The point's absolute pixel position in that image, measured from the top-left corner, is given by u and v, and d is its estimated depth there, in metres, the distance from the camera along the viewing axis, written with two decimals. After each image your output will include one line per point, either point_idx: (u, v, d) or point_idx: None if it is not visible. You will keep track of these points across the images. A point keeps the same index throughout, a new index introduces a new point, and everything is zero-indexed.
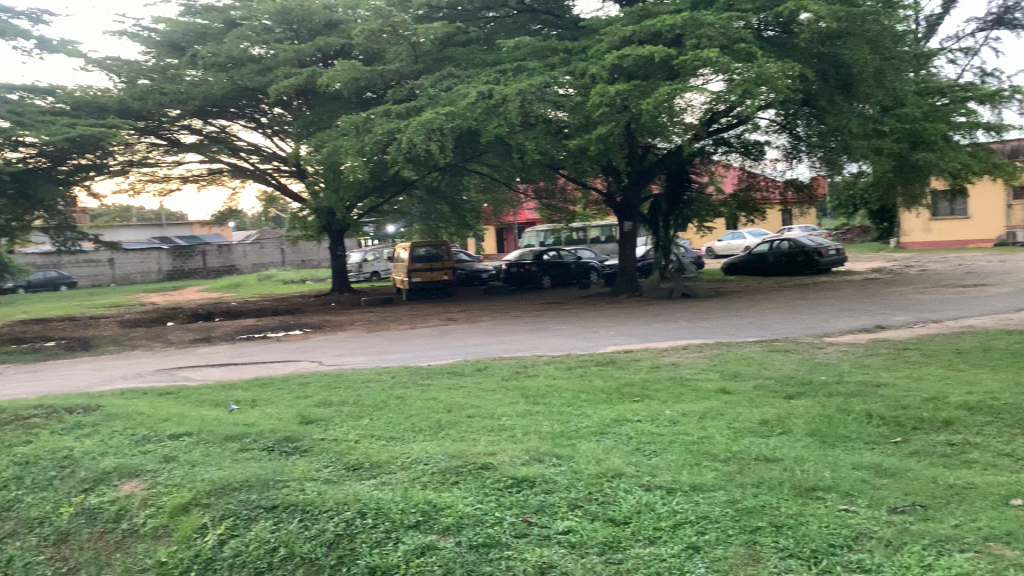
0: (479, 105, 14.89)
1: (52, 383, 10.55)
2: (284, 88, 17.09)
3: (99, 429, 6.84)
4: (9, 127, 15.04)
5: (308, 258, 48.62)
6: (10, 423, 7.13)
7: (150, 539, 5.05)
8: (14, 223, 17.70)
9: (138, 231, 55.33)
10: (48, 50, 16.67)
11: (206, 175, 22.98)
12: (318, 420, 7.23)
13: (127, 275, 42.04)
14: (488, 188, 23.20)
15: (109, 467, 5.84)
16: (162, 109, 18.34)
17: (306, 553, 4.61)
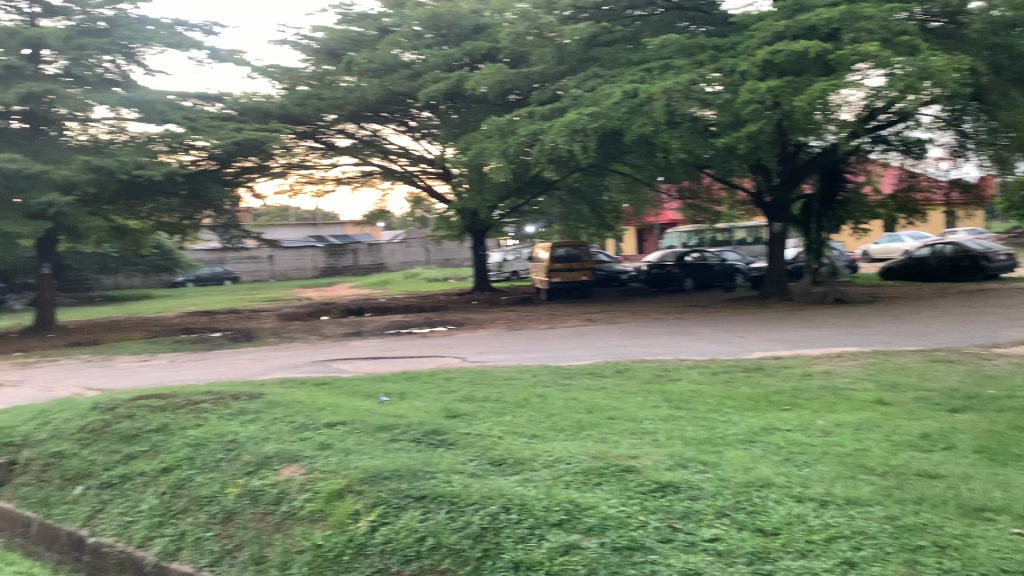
0: (624, 105, 14.78)
1: (217, 371, 11.25)
2: (432, 91, 17.55)
3: (262, 416, 7.26)
4: (183, 133, 16.57)
5: (452, 258, 49.79)
6: (183, 406, 7.67)
7: (307, 522, 5.26)
8: (186, 221, 19.03)
9: (295, 230, 58.37)
10: (218, 59, 17.84)
11: (359, 177, 23.92)
12: (463, 414, 7.39)
13: (286, 271, 44.58)
14: (631, 189, 22.99)
15: (271, 452, 6.19)
16: (320, 114, 19.25)
17: (452, 544, 4.70)
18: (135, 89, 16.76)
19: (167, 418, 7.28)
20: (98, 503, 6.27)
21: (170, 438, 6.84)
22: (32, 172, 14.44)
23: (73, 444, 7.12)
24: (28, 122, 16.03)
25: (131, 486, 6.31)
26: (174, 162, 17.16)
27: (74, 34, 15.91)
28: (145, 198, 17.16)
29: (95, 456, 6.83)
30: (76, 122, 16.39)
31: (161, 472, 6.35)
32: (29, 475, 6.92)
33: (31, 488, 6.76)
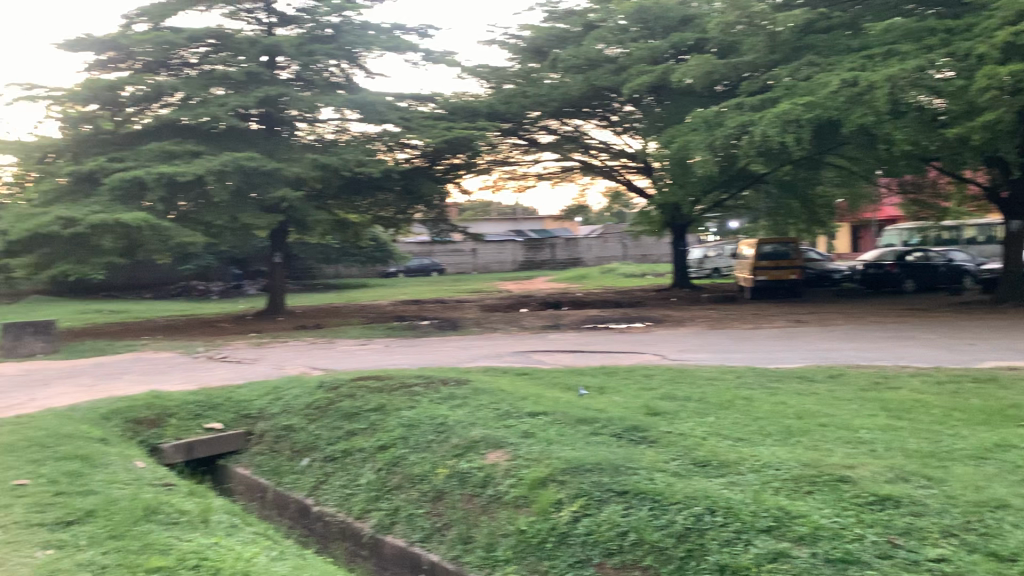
0: (842, 94, 13.97)
1: (425, 357, 11.80)
2: (637, 85, 17.43)
3: (469, 401, 7.54)
4: (399, 131, 17.46)
5: (649, 253, 49.43)
6: (397, 388, 8.13)
7: (511, 507, 5.41)
8: (399, 215, 20.08)
9: (496, 224, 60.07)
10: (432, 61, 18.67)
11: (560, 172, 24.22)
12: (665, 412, 7.30)
13: (487, 264, 46.04)
14: (846, 183, 21.73)
15: (478, 437, 6.41)
16: (525, 111, 19.67)
17: (655, 541, 4.67)
18: (356, 91, 17.88)
19: (383, 399, 7.73)
20: (322, 474, 6.78)
21: (386, 418, 7.25)
22: (267, 170, 15.78)
23: (301, 419, 7.73)
24: (264, 123, 17.55)
25: (352, 461, 6.76)
26: (390, 160, 18.16)
27: (306, 41, 17.25)
28: (364, 193, 18.29)
29: (320, 431, 7.38)
30: (305, 123, 17.75)
31: (378, 450, 6.76)
32: (263, 445, 7.57)
33: (264, 457, 7.40)
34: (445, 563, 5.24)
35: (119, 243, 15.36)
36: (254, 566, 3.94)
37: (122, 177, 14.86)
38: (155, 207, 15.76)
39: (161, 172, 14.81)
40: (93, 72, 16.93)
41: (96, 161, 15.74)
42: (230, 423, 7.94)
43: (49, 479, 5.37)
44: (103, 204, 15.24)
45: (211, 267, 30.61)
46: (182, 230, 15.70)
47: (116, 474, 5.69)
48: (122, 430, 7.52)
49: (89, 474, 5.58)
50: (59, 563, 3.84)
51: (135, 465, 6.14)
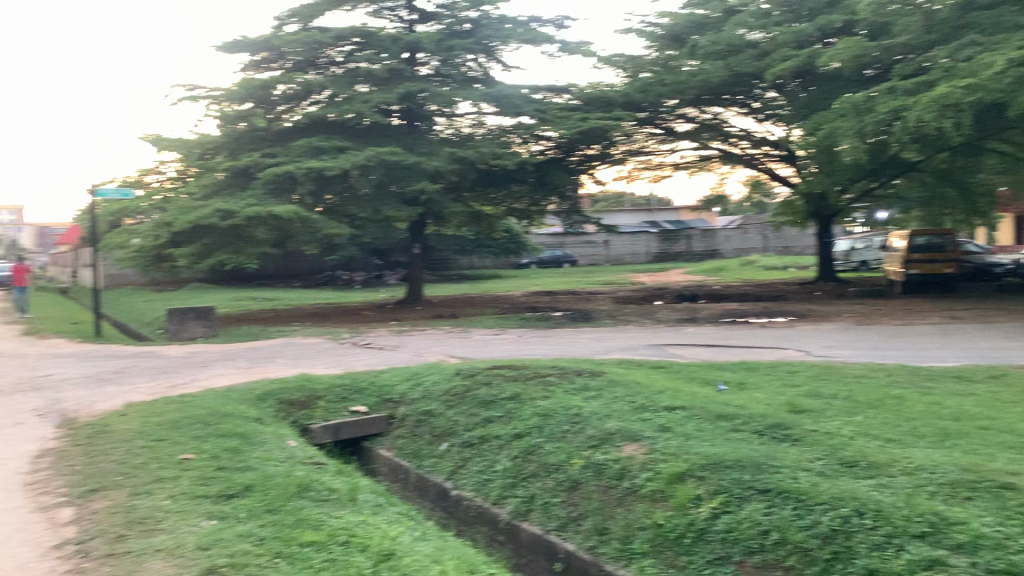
0: (1009, 74, 12.98)
1: (560, 348, 11.86)
2: (781, 70, 16.81)
3: (605, 393, 7.53)
4: (534, 123, 17.56)
5: (792, 245, 47.71)
6: (533, 377, 8.22)
7: (648, 501, 5.37)
8: (533, 207, 20.19)
9: (630, 214, 59.45)
10: (568, 52, 18.65)
11: (697, 162, 23.71)
12: (809, 410, 7.05)
13: (620, 255, 45.72)
14: (1011, 170, 20.20)
15: (614, 429, 6.39)
16: (662, 100, 19.35)
17: (799, 541, 4.53)
18: (493, 84, 18.13)
19: (519, 388, 7.82)
20: (459, 459, 6.95)
21: (521, 406, 7.34)
22: (407, 164, 16.21)
23: (440, 404, 7.93)
24: (405, 118, 18.07)
25: (489, 448, 6.88)
26: (525, 152, 18.28)
27: (446, 36, 17.58)
28: (499, 184, 18.47)
29: (458, 417, 7.56)
30: (444, 117, 18.14)
31: (514, 438, 6.85)
32: (404, 429, 7.82)
33: (405, 441, 7.65)
34: (581, 553, 5.26)
35: (271, 234, 16.22)
36: (400, 545, 4.08)
37: (274, 171, 15.65)
38: (303, 200, 16.53)
39: (310, 167, 15.52)
40: (248, 72, 17.92)
41: (250, 157, 16.66)
42: (374, 407, 8.25)
43: (212, 454, 5.74)
44: (257, 197, 16.12)
45: (353, 257, 31.85)
46: (328, 222, 16.39)
47: (272, 451, 6.03)
48: (275, 410, 7.96)
49: (247, 451, 5.93)
50: (221, 533, 4.09)
51: (288, 444, 6.49)
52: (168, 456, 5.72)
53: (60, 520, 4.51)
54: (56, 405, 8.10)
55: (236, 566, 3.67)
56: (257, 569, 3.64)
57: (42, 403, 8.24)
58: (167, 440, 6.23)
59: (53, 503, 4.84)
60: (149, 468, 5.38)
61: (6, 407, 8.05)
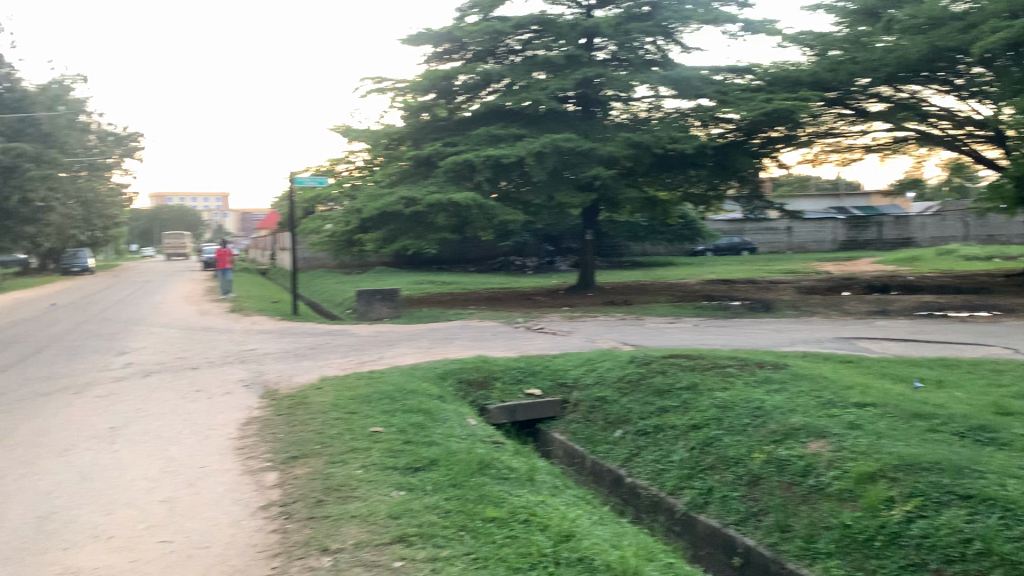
0: None
1: (738, 338, 11.53)
2: (989, 43, 15.40)
3: (788, 387, 7.25)
4: (714, 106, 17.08)
5: (998, 233, 43.82)
6: (712, 368, 8.05)
7: (835, 500, 5.13)
8: (710, 192, 19.48)
9: (815, 200, 56.75)
10: (752, 31, 18.01)
11: (891, 143, 22.25)
12: (1019, 413, 6.48)
13: (803, 243, 43.54)
14: None
15: (798, 424, 6.15)
16: (854, 79, 18.26)
17: (1007, 554, 4.19)
18: (672, 67, 17.76)
19: (697, 377, 7.70)
20: (635, 447, 6.91)
21: (699, 397, 7.20)
22: (583, 150, 16.24)
23: (615, 391, 7.92)
24: (582, 105, 18.13)
25: (664, 438, 6.80)
26: (705, 136, 17.81)
27: (625, 20, 17.42)
28: (676, 169, 18.08)
29: (633, 404, 7.52)
30: (621, 103, 18.02)
31: (690, 429, 6.74)
32: (579, 413, 7.89)
33: (580, 425, 7.70)
34: (761, 549, 5.11)
35: (451, 220, 16.74)
36: (579, 528, 4.12)
37: (454, 160, 16.15)
38: (481, 186, 16.95)
39: (488, 155, 15.88)
40: (431, 63, 18.57)
41: (433, 146, 17.27)
42: (548, 390, 8.36)
43: (399, 428, 6.03)
44: (438, 185, 16.69)
45: (527, 243, 32.35)
46: (505, 209, 16.72)
47: (454, 428, 6.26)
48: (454, 390, 8.24)
49: (431, 427, 6.18)
50: (409, 503, 4.30)
51: (468, 422, 6.71)
52: (361, 428, 6.06)
53: (266, 483, 4.89)
54: (260, 377, 8.81)
55: (423, 536, 3.84)
56: (443, 540, 3.80)
57: (248, 374, 8.97)
58: (357, 413, 6.60)
59: (261, 467, 5.25)
60: (343, 439, 5.73)
61: (217, 377, 8.83)
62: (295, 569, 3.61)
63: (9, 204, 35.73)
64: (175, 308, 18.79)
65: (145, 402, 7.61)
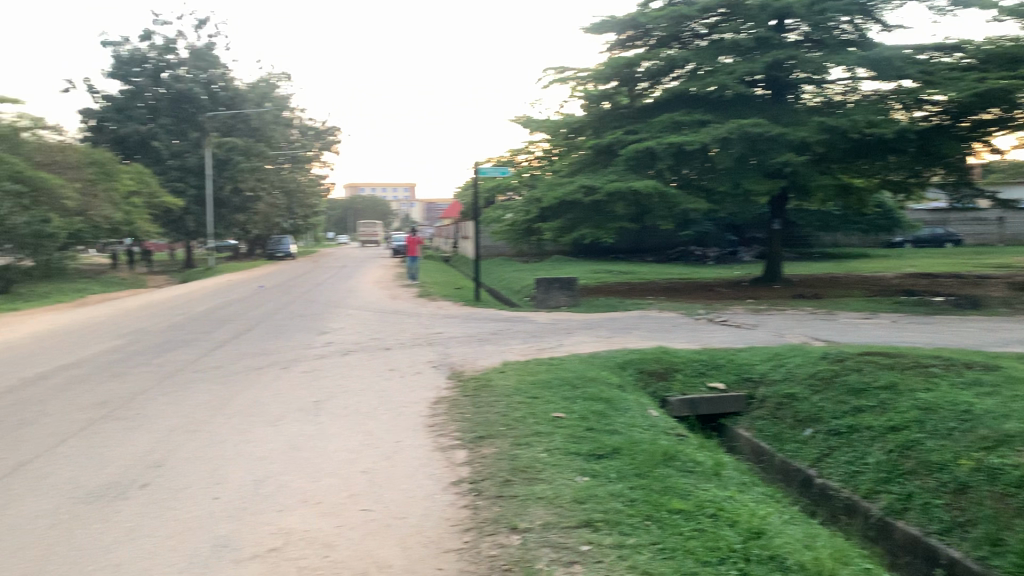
0: None
1: (942, 337, 10.73)
2: None
3: (1001, 391, 6.66)
4: (916, 86, 15.84)
5: None
6: (913, 367, 7.54)
7: None
8: (911, 179, 18.16)
9: None
10: (963, 5, 16.61)
11: None
12: None
13: (1017, 235, 39.93)
14: None
15: (1013, 432, 5.64)
16: None
17: None
18: (871, 47, 16.65)
19: (896, 376, 7.24)
20: (826, 447, 6.62)
21: (898, 398, 6.78)
22: (770, 136, 15.61)
23: (805, 388, 7.60)
24: (772, 89, 17.43)
25: (858, 439, 6.47)
26: (907, 118, 16.54)
27: None
28: (874, 155, 16.97)
29: (824, 403, 7.19)
30: (814, 86, 17.18)
31: (888, 430, 6.36)
32: (765, 410, 7.64)
33: (766, 422, 7.46)
34: (968, 562, 4.75)
35: (631, 209, 16.60)
36: (769, 527, 3.98)
37: (636, 148, 16.00)
38: (663, 174, 16.69)
39: (671, 142, 15.61)
40: (614, 51, 18.51)
41: (614, 134, 17.18)
42: (732, 384, 8.16)
43: (582, 416, 6.07)
44: (619, 174, 16.60)
45: (709, 233, 31.57)
46: (687, 197, 16.38)
47: (637, 419, 6.23)
48: (635, 380, 8.19)
49: (614, 416, 6.18)
50: (594, 489, 4.33)
51: (651, 413, 6.65)
52: (543, 413, 6.15)
53: (456, 460, 5.09)
54: (447, 358, 9.16)
55: (610, 522, 3.86)
56: (630, 528, 3.80)
57: (436, 356, 9.35)
58: (539, 397, 6.71)
59: (450, 445, 5.47)
60: (527, 422, 5.84)
61: (407, 358, 9.27)
62: (487, 544, 3.73)
63: (223, 194, 38.92)
64: (366, 292, 19.81)
65: (345, 378, 8.14)
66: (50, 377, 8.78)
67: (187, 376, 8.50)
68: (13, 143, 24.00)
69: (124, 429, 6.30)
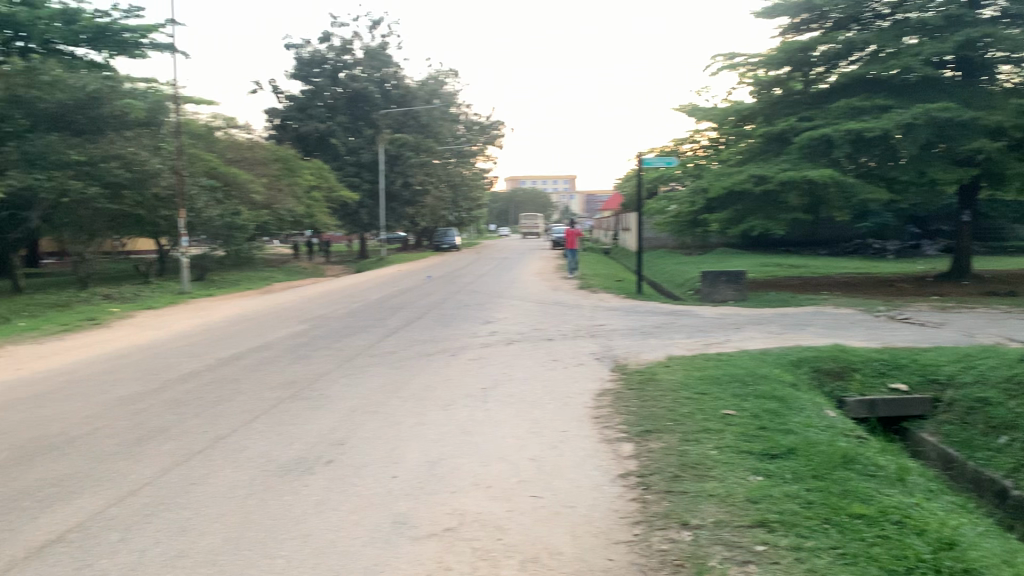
0: None
1: None
2: None
3: None
4: None
5: None
6: None
7: None
8: None
9: None
10: None
11: None
12: None
13: None
14: None
15: None
16: None
17: None
18: None
19: None
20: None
21: None
22: (961, 120, 14.52)
23: (999, 393, 7.04)
24: (963, 71, 16.19)
25: None
26: None
27: None
28: None
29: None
30: (1011, 65, 15.80)
31: None
32: (953, 415, 7.15)
33: (954, 427, 6.98)
34: None
35: (804, 200, 15.92)
36: (962, 539, 3.71)
37: (810, 136, 15.33)
38: (840, 163, 15.89)
39: (849, 129, 14.85)
40: (787, 34, 17.82)
41: (787, 121, 16.52)
42: (916, 386, 7.70)
43: (753, 414, 5.90)
44: (792, 163, 15.96)
45: (888, 225, 29.81)
46: (866, 187, 15.54)
47: (813, 418, 5.99)
48: (809, 378, 7.85)
49: (788, 415, 5.97)
50: (769, 489, 4.20)
51: (827, 413, 6.38)
52: (713, 409, 6.02)
53: (623, 453, 5.08)
54: (612, 351, 9.15)
55: (786, 524, 3.74)
56: (807, 531, 3.66)
57: (599, 347, 9.36)
58: (709, 394, 6.57)
59: (618, 438, 5.46)
60: (696, 418, 5.74)
61: (571, 348, 9.34)
62: (657, 539, 3.71)
63: (394, 187, 40.52)
64: (530, 283, 20.06)
65: (512, 367, 8.30)
66: (244, 357, 9.49)
67: (364, 359, 8.95)
68: (209, 142, 26.15)
69: (309, 407, 6.73)
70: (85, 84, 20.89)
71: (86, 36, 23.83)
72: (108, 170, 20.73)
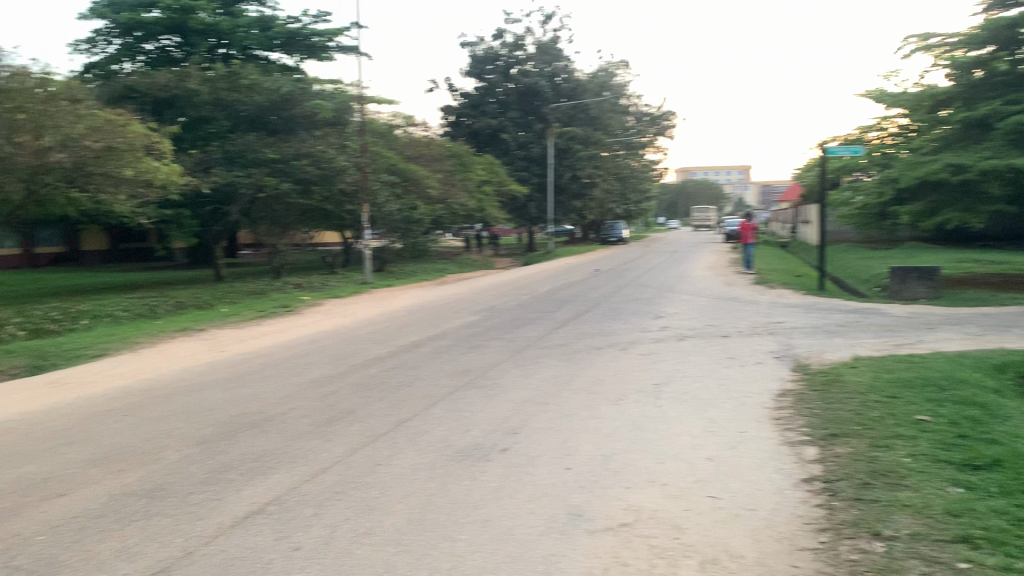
0: None
1: None
2: None
3: None
4: None
5: None
6: None
7: None
8: None
9: None
10: None
11: None
12: None
13: None
14: None
15: None
16: None
17: None
18: None
19: None
20: None
21: None
22: None
23: None
24: None
25: None
26: None
27: None
28: None
29: None
30: None
31: None
32: None
33: None
34: None
35: (1008, 190, 14.66)
36: None
37: (1017, 119, 14.08)
38: None
39: None
40: (992, 10, 16.46)
41: (989, 104, 15.24)
42: None
43: (951, 420, 5.49)
44: (995, 149, 14.70)
45: None
46: None
47: (1021, 428, 5.50)
48: (1015, 384, 7.20)
49: (992, 423, 5.51)
50: (972, 503, 3.90)
51: None
52: (905, 415, 5.66)
53: (807, 457, 4.87)
54: (791, 350, 8.78)
55: (993, 542, 3.45)
56: (1018, 551, 3.37)
57: (778, 346, 9.01)
58: (899, 398, 6.18)
59: (800, 441, 5.24)
60: (886, 424, 5.41)
61: (746, 347, 9.05)
62: (846, 548, 3.53)
63: (563, 181, 40.81)
64: (701, 278, 19.64)
65: (685, 363, 8.15)
66: (421, 345, 9.87)
67: (536, 351, 9.07)
68: (389, 139, 27.32)
69: (484, 396, 6.90)
70: (279, 86, 22.59)
71: (280, 41, 25.42)
72: (299, 167, 22.02)
